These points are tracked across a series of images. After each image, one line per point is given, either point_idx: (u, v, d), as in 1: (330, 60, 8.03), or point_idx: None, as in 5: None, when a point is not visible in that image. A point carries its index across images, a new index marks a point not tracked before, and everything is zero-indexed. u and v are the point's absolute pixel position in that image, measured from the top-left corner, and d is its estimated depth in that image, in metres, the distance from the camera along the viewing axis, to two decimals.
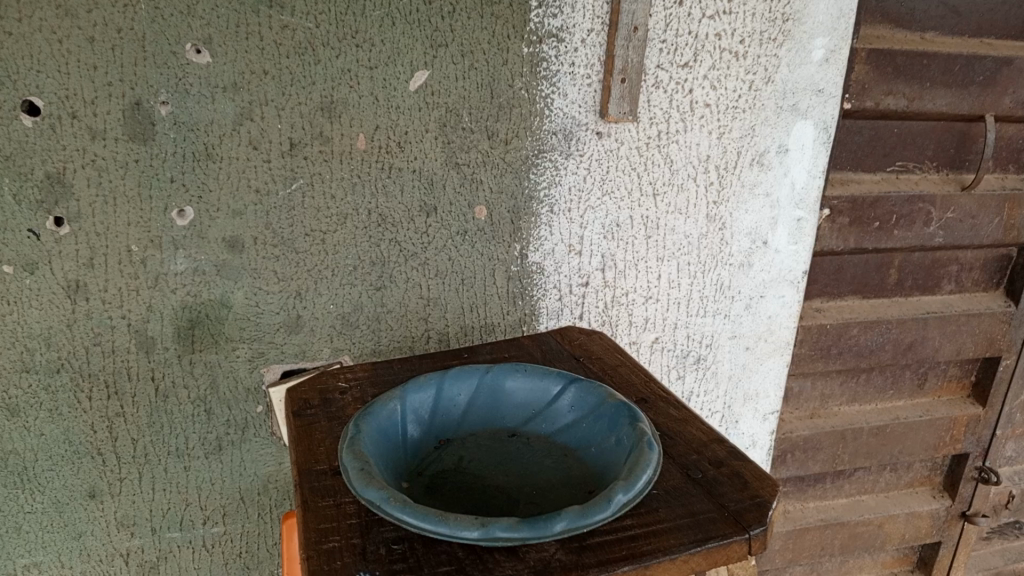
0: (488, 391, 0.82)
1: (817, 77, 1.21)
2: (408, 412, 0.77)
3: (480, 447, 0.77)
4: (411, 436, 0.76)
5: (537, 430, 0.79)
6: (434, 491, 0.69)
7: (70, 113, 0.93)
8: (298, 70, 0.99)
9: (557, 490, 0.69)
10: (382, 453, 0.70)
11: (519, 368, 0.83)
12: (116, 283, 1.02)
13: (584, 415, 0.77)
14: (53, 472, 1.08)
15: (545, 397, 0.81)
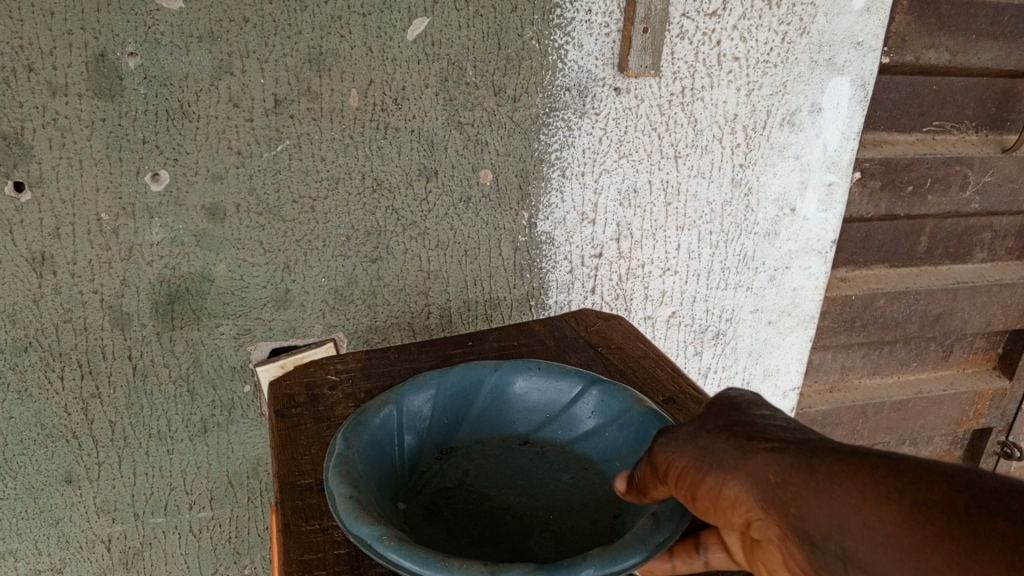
0: (495, 391, 0.74)
1: (856, 28, 1.10)
2: (405, 419, 0.69)
3: (488, 457, 0.71)
4: (409, 446, 0.69)
5: (550, 437, 0.73)
6: (436, 516, 0.63)
7: (26, 65, 0.82)
8: (282, 17, 0.88)
9: (576, 517, 0.63)
10: (373, 469, 0.63)
11: (532, 364, 0.75)
12: (85, 255, 0.93)
13: (607, 421, 0.70)
14: (25, 457, 1.00)
15: (562, 400, 0.73)
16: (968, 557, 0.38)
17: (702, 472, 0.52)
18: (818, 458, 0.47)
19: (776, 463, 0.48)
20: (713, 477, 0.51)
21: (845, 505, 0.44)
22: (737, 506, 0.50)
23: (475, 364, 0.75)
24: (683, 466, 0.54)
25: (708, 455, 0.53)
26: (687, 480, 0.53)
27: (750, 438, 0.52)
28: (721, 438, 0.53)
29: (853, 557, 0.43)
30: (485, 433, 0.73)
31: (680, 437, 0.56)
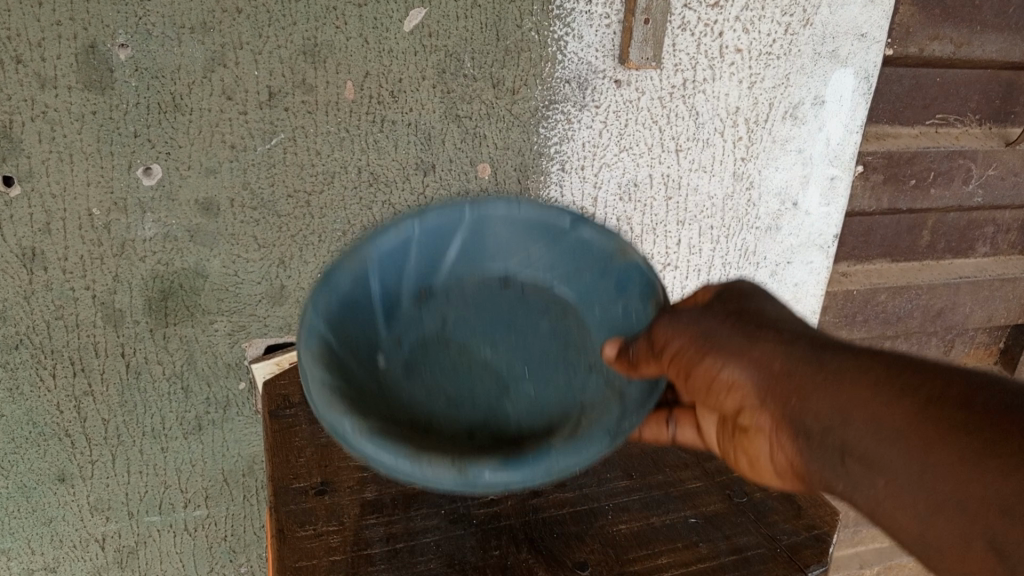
0: (472, 225, 0.74)
1: (860, 20, 1.08)
2: (380, 267, 0.70)
3: (468, 302, 0.75)
4: (389, 291, 0.71)
5: (531, 273, 0.76)
6: (414, 372, 0.69)
7: (14, 57, 0.81)
8: (276, 8, 0.87)
9: (552, 372, 0.69)
10: (347, 333, 0.66)
11: (509, 199, 0.74)
12: (77, 250, 0.91)
13: (588, 264, 0.74)
14: (16, 456, 0.99)
15: (542, 237, 0.75)
16: (981, 453, 0.44)
17: (703, 357, 0.57)
18: (826, 356, 0.53)
19: (785, 355, 0.54)
20: (716, 360, 0.57)
21: (855, 399, 0.50)
22: (735, 392, 0.56)
23: (449, 203, 0.73)
24: (683, 346, 0.58)
25: (711, 337, 0.57)
26: (682, 362, 0.58)
27: (751, 325, 0.57)
28: (726, 326, 0.58)
29: (854, 447, 0.49)
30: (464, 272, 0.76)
31: (682, 321, 0.60)
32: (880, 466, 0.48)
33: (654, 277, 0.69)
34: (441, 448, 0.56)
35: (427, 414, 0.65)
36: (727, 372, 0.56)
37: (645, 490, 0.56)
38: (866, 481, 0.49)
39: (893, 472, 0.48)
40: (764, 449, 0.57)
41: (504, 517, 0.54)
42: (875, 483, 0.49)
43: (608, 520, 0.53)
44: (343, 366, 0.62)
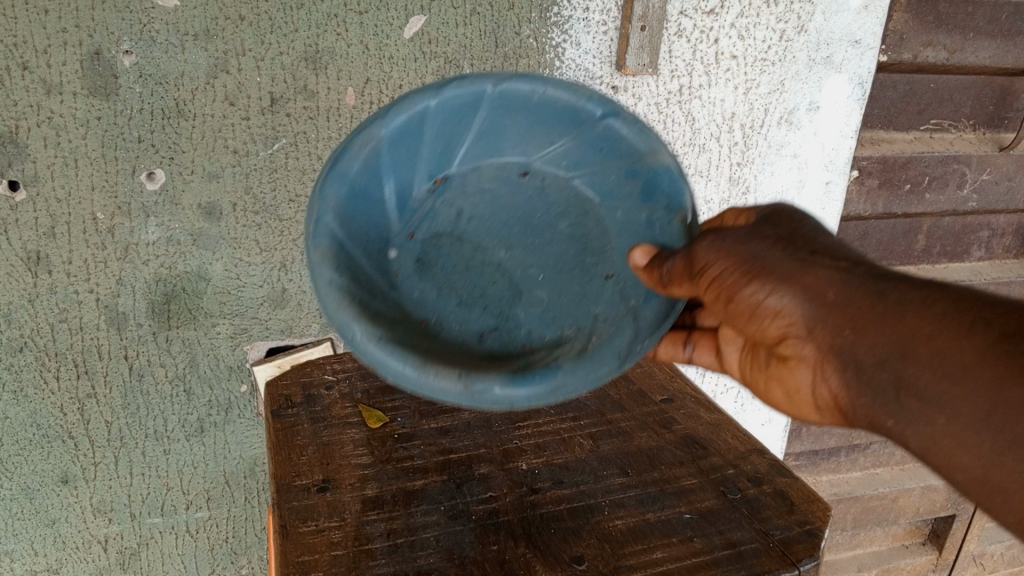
0: (494, 108, 0.67)
1: (853, 27, 1.10)
2: (391, 148, 0.64)
3: (484, 190, 0.70)
4: (397, 173, 0.66)
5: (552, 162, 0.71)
6: (426, 270, 0.67)
7: (20, 64, 0.82)
8: (278, 15, 0.88)
9: (568, 279, 0.67)
10: (354, 228, 0.62)
11: (538, 81, 0.66)
12: (81, 254, 0.92)
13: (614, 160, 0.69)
14: (20, 458, 1.00)
15: (568, 125, 0.68)
16: None
17: (749, 281, 0.56)
18: (885, 290, 0.53)
19: (838, 284, 0.54)
20: (764, 285, 0.56)
21: (917, 337, 0.50)
22: (781, 318, 0.56)
23: (473, 79, 0.65)
24: (724, 271, 0.57)
25: (756, 261, 0.56)
26: (720, 284, 0.57)
27: (803, 252, 0.56)
28: (775, 251, 0.57)
29: (909, 381, 0.50)
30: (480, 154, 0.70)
31: (724, 242, 0.58)
32: (935, 401, 0.49)
33: (686, 195, 0.65)
34: (452, 359, 0.59)
35: (437, 318, 0.64)
36: (776, 298, 0.56)
37: (641, 487, 0.57)
38: (922, 419, 0.50)
39: (954, 411, 0.49)
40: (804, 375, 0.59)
41: (502, 514, 0.54)
42: (931, 420, 0.50)
43: (603, 514, 0.54)
44: (351, 269, 0.60)
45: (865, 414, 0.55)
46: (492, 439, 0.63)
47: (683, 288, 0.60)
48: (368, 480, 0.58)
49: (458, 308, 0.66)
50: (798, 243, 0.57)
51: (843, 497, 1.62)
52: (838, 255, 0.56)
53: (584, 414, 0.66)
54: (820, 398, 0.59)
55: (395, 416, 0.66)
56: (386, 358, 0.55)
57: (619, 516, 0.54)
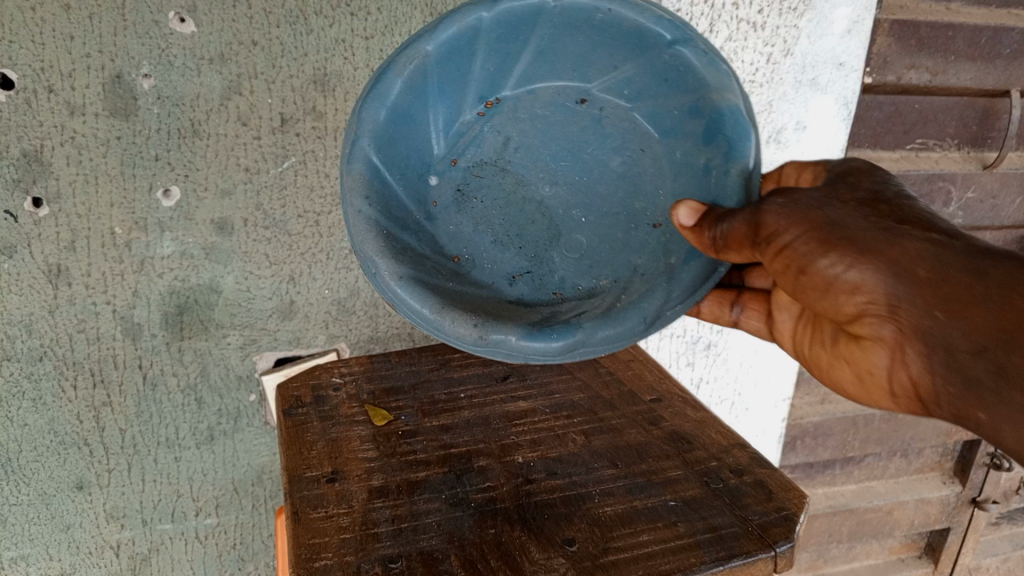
0: (552, 27, 0.74)
1: (838, 50, 1.14)
2: (438, 67, 0.74)
3: (535, 115, 0.80)
4: (448, 94, 0.77)
5: (610, 90, 0.79)
6: (464, 199, 0.79)
7: (46, 86, 0.87)
8: (289, 40, 0.93)
9: (609, 225, 0.76)
10: (395, 148, 0.74)
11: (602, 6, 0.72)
12: (99, 267, 0.96)
13: (676, 93, 0.74)
14: (38, 464, 1.03)
15: (629, 50, 0.75)
16: None
17: (826, 255, 0.59)
18: (981, 270, 0.54)
19: (926, 262, 0.55)
20: (839, 252, 0.59)
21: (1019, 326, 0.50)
22: (860, 292, 0.58)
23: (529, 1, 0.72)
24: (795, 238, 0.61)
25: (831, 231, 0.60)
26: (793, 258, 0.61)
27: (893, 227, 0.58)
28: (864, 226, 0.59)
29: (1006, 371, 0.50)
30: (537, 76, 0.80)
31: (793, 210, 0.62)
32: None
33: (748, 144, 0.69)
34: (475, 305, 0.70)
35: (468, 253, 0.77)
36: (855, 271, 0.58)
37: (630, 478, 0.60)
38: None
39: None
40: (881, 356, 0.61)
41: (499, 501, 0.58)
42: None
43: (593, 501, 0.58)
44: (383, 195, 0.71)
45: (949, 402, 0.55)
46: (490, 434, 0.67)
47: (742, 250, 0.64)
48: (374, 471, 0.62)
49: (492, 243, 0.78)
50: (881, 215, 0.61)
51: (838, 509, 1.64)
52: (930, 229, 0.58)
53: (577, 413, 0.70)
54: (895, 378, 0.61)
55: (399, 414, 0.70)
56: (405, 298, 0.65)
57: (608, 503, 0.57)
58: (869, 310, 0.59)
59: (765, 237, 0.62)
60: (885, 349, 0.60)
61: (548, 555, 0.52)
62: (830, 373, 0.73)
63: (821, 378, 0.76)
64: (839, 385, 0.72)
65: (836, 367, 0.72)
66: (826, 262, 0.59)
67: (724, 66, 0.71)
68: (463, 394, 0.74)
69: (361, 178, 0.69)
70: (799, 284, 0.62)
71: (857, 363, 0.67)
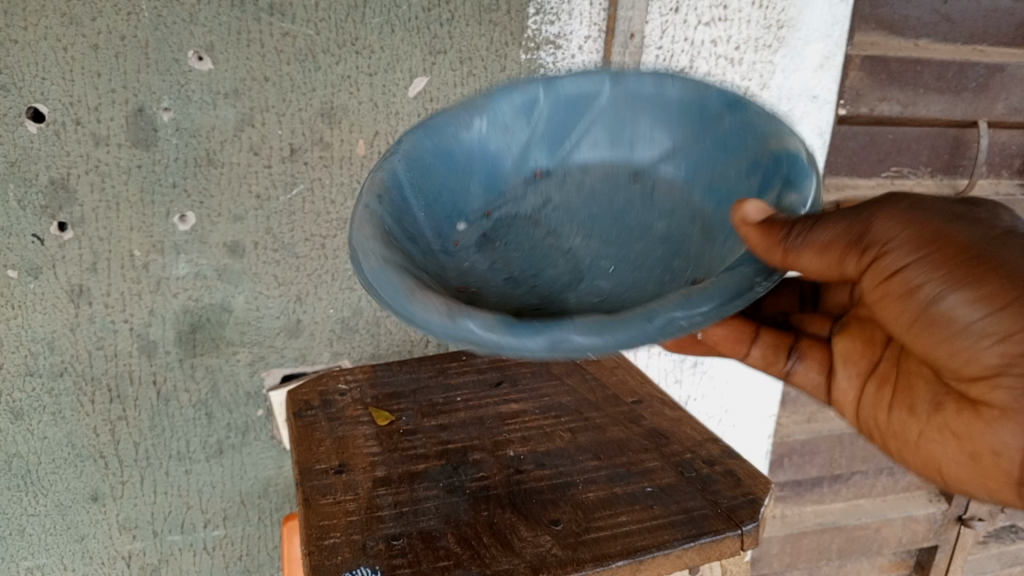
0: (614, 102, 0.83)
1: (811, 84, 1.24)
2: (493, 123, 0.81)
3: (582, 186, 0.81)
4: (500, 157, 0.82)
5: (663, 172, 0.81)
6: (488, 243, 0.75)
7: (74, 119, 0.94)
8: (299, 76, 1.01)
9: (641, 276, 0.69)
10: (432, 175, 0.76)
11: (664, 79, 0.82)
12: (118, 287, 1.03)
13: (734, 160, 0.76)
14: (55, 475, 1.08)
15: (687, 125, 0.81)
16: None
17: (958, 285, 0.56)
18: None
19: None
20: (978, 286, 0.55)
21: None
22: (1002, 341, 0.55)
23: (594, 77, 0.83)
24: (915, 260, 0.58)
25: (972, 258, 0.56)
26: (908, 283, 0.59)
27: None
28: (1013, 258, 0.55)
29: None
30: (589, 158, 0.84)
31: (914, 228, 0.59)
32: None
33: (808, 180, 0.68)
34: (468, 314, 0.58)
35: (473, 288, 0.67)
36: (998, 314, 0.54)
37: (611, 468, 0.66)
38: None
39: None
40: (1011, 426, 0.56)
41: (492, 488, 0.64)
42: None
43: (577, 488, 0.63)
44: (399, 207, 0.71)
45: None
46: (484, 432, 0.73)
47: (829, 254, 0.60)
48: (377, 464, 0.67)
49: (504, 283, 0.70)
50: None
51: (827, 527, 1.69)
52: None
53: (565, 413, 0.76)
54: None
55: (400, 415, 0.76)
56: (381, 279, 0.56)
57: (591, 489, 0.63)
58: (1009, 365, 0.55)
59: (871, 249, 0.60)
60: (1017, 419, 0.56)
61: (536, 533, 0.58)
62: (927, 442, 0.66)
63: (911, 449, 0.69)
64: (935, 454, 0.65)
65: (930, 441, 0.66)
66: (960, 297, 0.56)
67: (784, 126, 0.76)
68: (459, 397, 0.80)
69: (380, 181, 0.71)
70: (917, 314, 0.59)
71: (971, 433, 0.60)
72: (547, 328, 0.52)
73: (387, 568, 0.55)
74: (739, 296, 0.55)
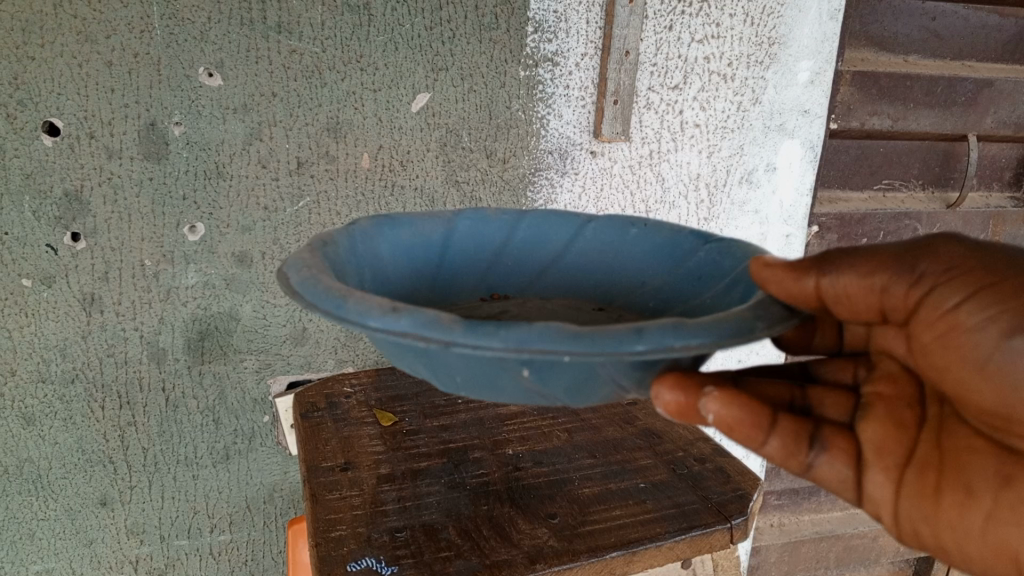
0: (586, 242, 0.78)
1: (802, 98, 1.29)
2: (457, 239, 0.78)
3: (539, 310, 0.74)
4: (456, 274, 0.78)
5: (629, 307, 0.74)
6: None
7: (89, 133, 0.97)
8: (306, 92, 1.04)
9: None
10: (382, 266, 0.72)
11: (641, 220, 0.77)
12: (129, 296, 1.06)
13: (706, 282, 0.68)
14: (65, 480, 1.11)
15: (660, 258, 0.74)
16: None
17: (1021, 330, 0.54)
18: None
19: None
20: None
21: None
22: None
23: (569, 215, 0.79)
24: (965, 302, 0.56)
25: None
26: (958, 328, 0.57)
27: None
28: None
29: None
30: (553, 293, 0.78)
31: (961, 270, 0.56)
32: None
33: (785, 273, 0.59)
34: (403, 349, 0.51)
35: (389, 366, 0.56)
36: None
37: (606, 466, 0.69)
38: None
39: None
40: None
41: (492, 484, 0.67)
42: None
43: (573, 484, 0.66)
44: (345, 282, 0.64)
45: None
46: (484, 433, 0.76)
47: (863, 294, 0.58)
48: (382, 462, 0.71)
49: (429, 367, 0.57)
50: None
51: (824, 535, 1.70)
52: None
53: (562, 414, 0.79)
54: None
55: (403, 416, 0.79)
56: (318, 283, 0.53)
57: (586, 485, 0.66)
58: None
59: (921, 283, 0.57)
60: None
61: (534, 525, 0.61)
62: (994, 528, 0.58)
63: (971, 541, 0.59)
64: (1006, 540, 0.57)
65: (997, 524, 0.57)
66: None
67: None
68: (460, 399, 0.83)
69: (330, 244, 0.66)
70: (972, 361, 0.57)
71: None
72: (507, 328, 0.45)
73: (391, 557, 0.57)
74: (737, 333, 0.47)
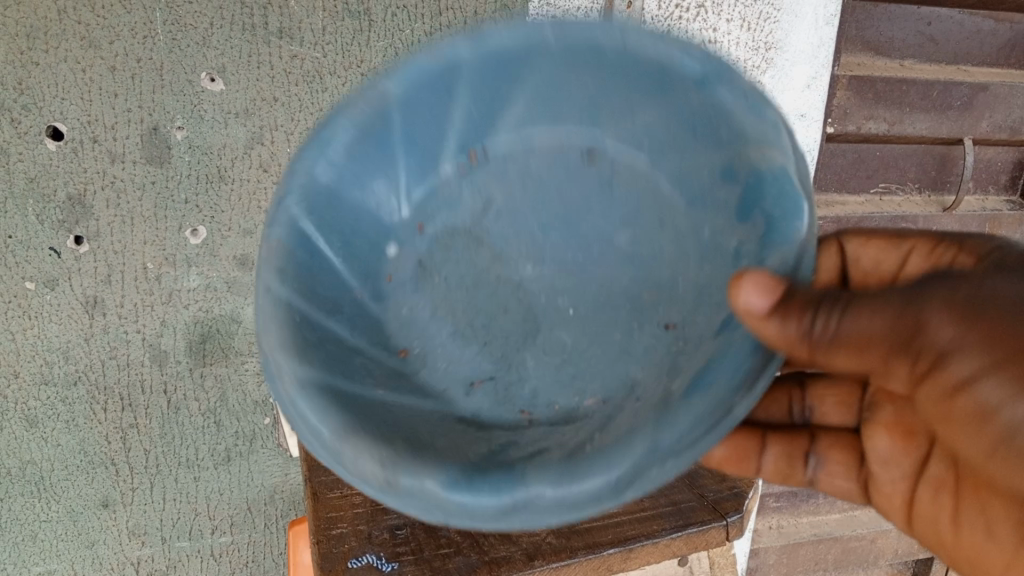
0: (553, 64, 0.65)
1: (800, 102, 1.29)
2: (405, 113, 0.68)
3: (526, 172, 0.69)
4: (416, 141, 0.70)
5: (625, 147, 0.66)
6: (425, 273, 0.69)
7: (92, 137, 0.98)
8: (307, 96, 1.06)
9: (603, 323, 0.62)
10: (339, 203, 0.67)
11: (621, 29, 0.61)
12: (131, 299, 1.06)
13: (704, 150, 0.61)
14: (67, 482, 1.12)
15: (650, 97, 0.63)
16: None
17: None
18: None
19: None
20: None
21: None
22: None
23: (519, 34, 0.64)
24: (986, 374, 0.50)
25: None
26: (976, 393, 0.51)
27: None
28: None
29: None
30: (533, 122, 0.69)
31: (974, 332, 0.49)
32: None
33: (794, 225, 0.51)
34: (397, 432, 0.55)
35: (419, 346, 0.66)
36: None
37: None
38: None
39: None
40: None
41: None
42: None
43: None
44: (308, 272, 0.63)
45: None
46: None
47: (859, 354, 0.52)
48: None
49: (453, 339, 0.66)
50: None
51: (823, 537, 1.71)
52: None
53: None
54: None
55: None
56: (304, 412, 0.53)
57: None
58: None
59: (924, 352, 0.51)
60: None
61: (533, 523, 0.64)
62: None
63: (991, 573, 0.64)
64: None
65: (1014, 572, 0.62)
66: None
67: (770, 113, 0.56)
68: None
69: (278, 245, 0.63)
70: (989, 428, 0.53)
71: None
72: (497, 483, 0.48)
73: (391, 555, 0.61)
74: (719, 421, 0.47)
